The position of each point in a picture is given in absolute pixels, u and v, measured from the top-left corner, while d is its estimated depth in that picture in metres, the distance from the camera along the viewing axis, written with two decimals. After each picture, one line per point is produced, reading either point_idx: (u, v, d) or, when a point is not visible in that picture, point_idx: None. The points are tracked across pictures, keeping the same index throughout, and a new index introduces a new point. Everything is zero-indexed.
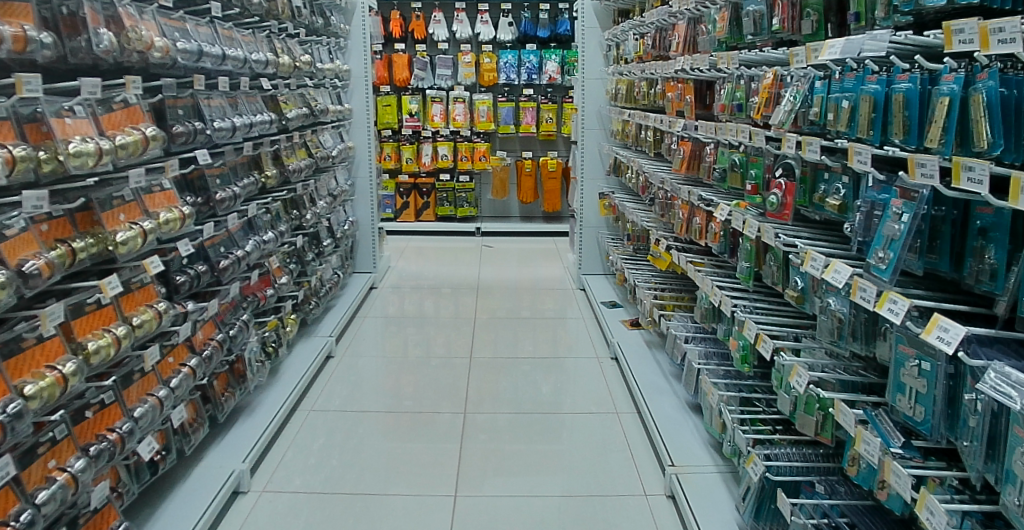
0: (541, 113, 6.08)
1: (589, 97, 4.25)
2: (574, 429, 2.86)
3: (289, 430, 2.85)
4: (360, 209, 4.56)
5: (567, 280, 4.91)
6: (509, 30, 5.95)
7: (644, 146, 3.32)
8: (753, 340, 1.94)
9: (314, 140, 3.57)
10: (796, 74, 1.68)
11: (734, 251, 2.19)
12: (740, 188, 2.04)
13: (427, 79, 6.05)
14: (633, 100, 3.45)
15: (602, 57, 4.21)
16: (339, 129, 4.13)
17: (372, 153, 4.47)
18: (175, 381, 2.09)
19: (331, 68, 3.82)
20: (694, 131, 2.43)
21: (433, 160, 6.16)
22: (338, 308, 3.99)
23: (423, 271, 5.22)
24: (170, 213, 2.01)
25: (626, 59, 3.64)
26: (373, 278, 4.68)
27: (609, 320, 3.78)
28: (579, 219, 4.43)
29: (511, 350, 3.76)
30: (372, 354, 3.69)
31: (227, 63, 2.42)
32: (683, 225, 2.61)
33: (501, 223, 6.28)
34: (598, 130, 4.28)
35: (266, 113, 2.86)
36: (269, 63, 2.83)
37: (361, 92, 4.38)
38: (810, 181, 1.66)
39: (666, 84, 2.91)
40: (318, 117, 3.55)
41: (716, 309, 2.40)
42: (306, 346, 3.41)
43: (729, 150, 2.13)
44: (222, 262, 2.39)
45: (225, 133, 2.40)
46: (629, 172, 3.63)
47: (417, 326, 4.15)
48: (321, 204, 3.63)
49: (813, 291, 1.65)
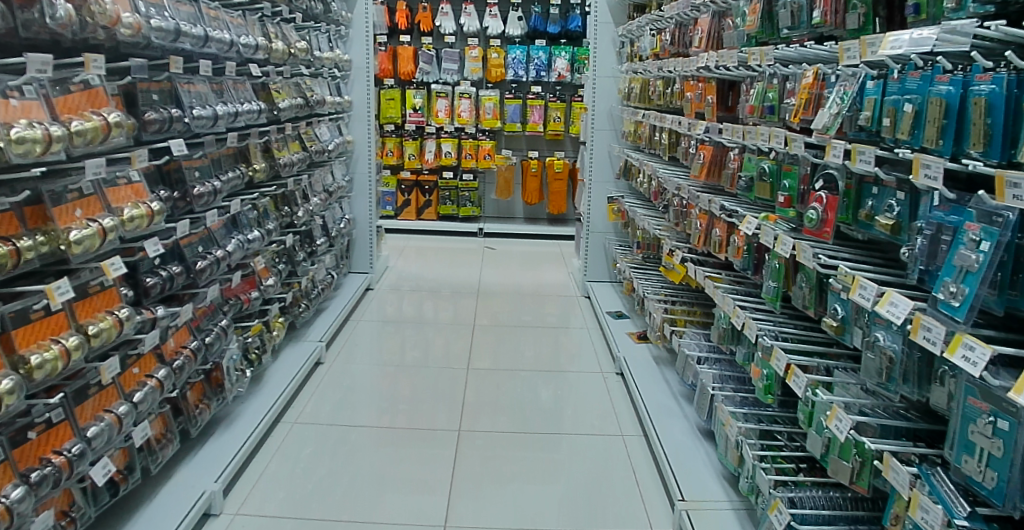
0: (549, 111, 5.87)
1: (600, 96, 4.03)
2: (576, 452, 2.66)
3: (270, 444, 2.66)
4: (357, 206, 4.35)
5: (571, 286, 4.71)
6: (518, 25, 5.75)
7: (659, 149, 3.11)
8: (782, 374, 1.74)
9: (310, 134, 3.37)
10: (843, 73, 1.47)
11: (759, 269, 2.00)
12: (770, 200, 1.83)
13: (433, 73, 5.80)
14: (648, 100, 3.24)
15: (615, 54, 4.00)
16: (337, 121, 3.93)
17: (372, 148, 4.27)
18: (139, 395, 1.89)
19: (330, 57, 3.61)
20: (717, 134, 2.23)
21: (436, 157, 5.93)
22: (332, 310, 3.79)
23: (423, 272, 5.01)
24: (136, 208, 1.81)
25: (641, 56, 3.43)
26: (370, 279, 4.47)
27: (615, 332, 3.58)
28: (586, 222, 4.22)
29: (512, 359, 3.56)
30: (365, 360, 3.49)
31: (210, 45, 2.22)
32: (700, 237, 2.40)
33: (505, 224, 6.08)
34: (608, 131, 4.06)
35: (255, 101, 2.66)
36: (259, 49, 2.63)
37: (362, 84, 4.18)
38: (855, 196, 1.46)
39: (686, 83, 2.70)
40: (314, 109, 3.34)
41: (735, 329, 2.20)
42: (294, 351, 3.21)
43: (758, 157, 1.93)
44: (199, 263, 2.20)
45: (206, 122, 2.20)
46: (641, 176, 3.44)
47: (415, 330, 3.95)
48: (315, 201, 3.43)
49: (855, 321, 1.46)
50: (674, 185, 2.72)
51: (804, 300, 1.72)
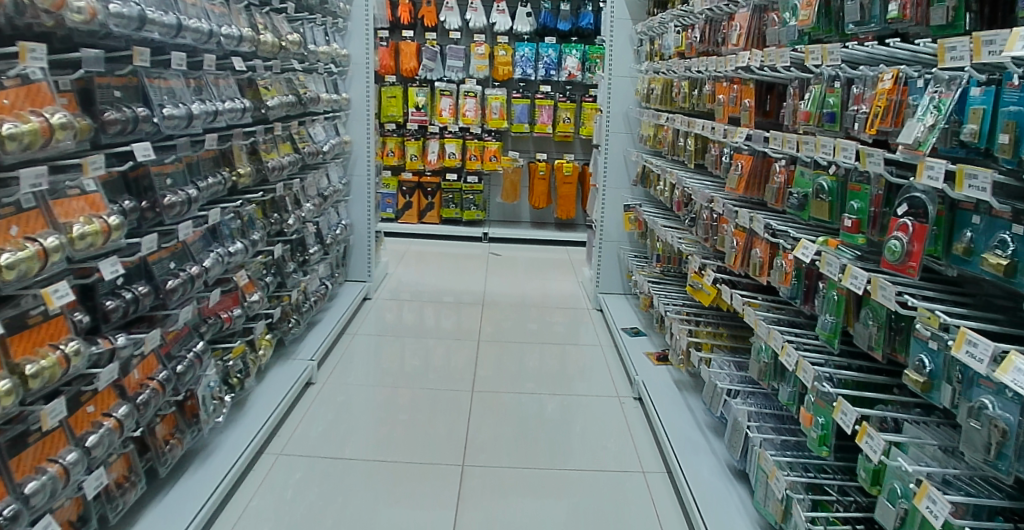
0: (558, 112, 5.60)
1: (616, 96, 3.77)
2: (592, 492, 2.38)
3: (251, 480, 2.39)
4: (355, 211, 4.07)
5: (581, 297, 4.44)
6: (527, 21, 5.48)
7: (683, 156, 2.84)
8: (850, 432, 1.46)
9: (303, 134, 3.11)
10: (939, 77, 1.20)
11: (810, 298, 1.74)
12: (829, 221, 1.58)
13: (437, 70, 5.55)
14: (671, 102, 2.98)
15: (633, 52, 3.72)
16: (333, 120, 3.66)
17: (371, 149, 4.00)
18: (92, 439, 1.64)
19: (326, 51, 3.35)
20: (759, 143, 1.96)
21: (440, 158, 5.66)
22: (325, 323, 3.52)
23: (424, 280, 4.75)
24: (88, 223, 1.55)
25: (662, 54, 3.15)
26: (368, 288, 4.19)
27: (631, 351, 3.31)
28: (599, 230, 3.95)
29: (519, 379, 3.28)
30: (360, 379, 3.22)
31: (183, 35, 1.96)
32: (737, 257, 2.14)
33: (511, 228, 5.81)
34: (623, 134, 3.80)
35: (239, 99, 2.39)
36: (244, 42, 2.36)
37: (362, 81, 3.91)
38: (953, 225, 1.20)
39: (717, 85, 2.43)
40: (308, 108, 3.08)
41: (779, 365, 1.93)
42: (282, 371, 2.94)
43: (814, 172, 1.66)
44: (169, 282, 1.94)
45: (179, 123, 1.93)
46: (662, 183, 3.17)
47: (413, 343, 3.68)
48: (308, 207, 3.16)
49: (948, 376, 1.19)
50: (704, 197, 2.45)
51: (869, 340, 1.49)
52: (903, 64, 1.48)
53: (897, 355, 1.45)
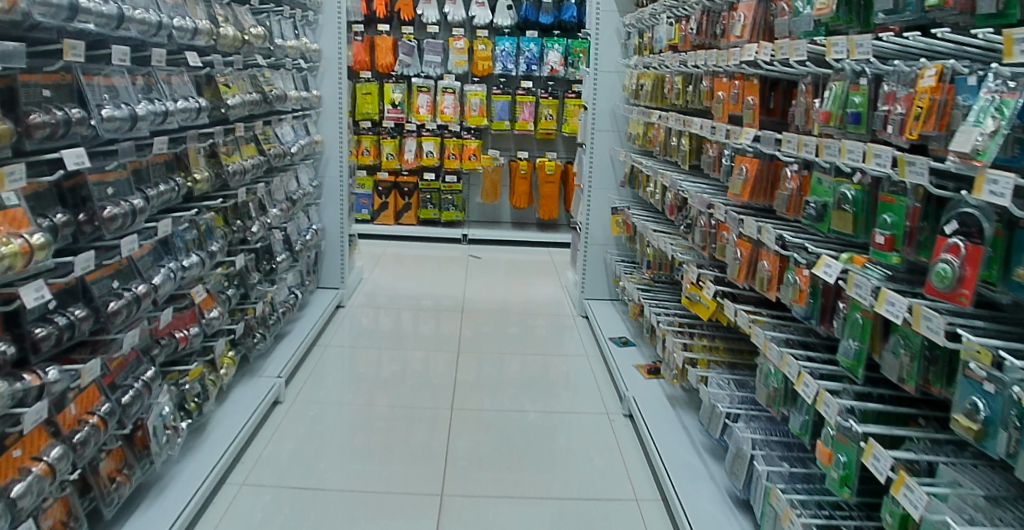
0: (539, 108, 5.41)
1: (602, 93, 3.58)
2: (582, 523, 2.20)
3: (210, 515, 2.17)
4: (327, 215, 3.84)
5: (565, 302, 4.27)
6: (508, 14, 5.29)
7: (677, 157, 2.67)
8: (884, 481, 1.29)
9: (268, 135, 2.88)
10: (1000, 75, 1.03)
11: (827, 317, 1.59)
12: (855, 235, 1.45)
13: (414, 65, 5.34)
14: (663, 100, 2.81)
15: (620, 47, 3.54)
16: (303, 119, 3.44)
17: (344, 149, 3.78)
18: (17, 490, 1.41)
19: (295, 45, 3.13)
20: (770, 145, 1.79)
21: (417, 157, 5.44)
22: (295, 335, 3.30)
23: (401, 285, 4.53)
24: (6, 244, 1.32)
25: (652, 48, 2.97)
26: (341, 296, 3.93)
27: (620, 363, 3.13)
28: (584, 234, 3.76)
29: (501, 393, 3.09)
30: (331, 396, 3.00)
31: (126, 27, 1.72)
32: (741, 269, 1.96)
33: (491, 229, 5.62)
34: (610, 133, 3.61)
35: (195, 97, 2.17)
36: (200, 34, 2.14)
37: (334, 77, 3.68)
38: (1011, 246, 1.03)
39: (716, 81, 2.25)
40: (274, 106, 2.85)
41: (790, 389, 1.77)
42: (246, 391, 2.72)
43: (835, 180, 1.52)
44: (111, 304, 1.73)
45: (122, 126, 1.70)
46: (653, 185, 3.00)
47: (390, 353, 3.47)
48: (275, 212, 2.94)
49: (1006, 422, 1.02)
50: (704, 203, 2.27)
51: (901, 371, 1.34)
52: (945, 58, 1.33)
53: (931, 387, 1.30)
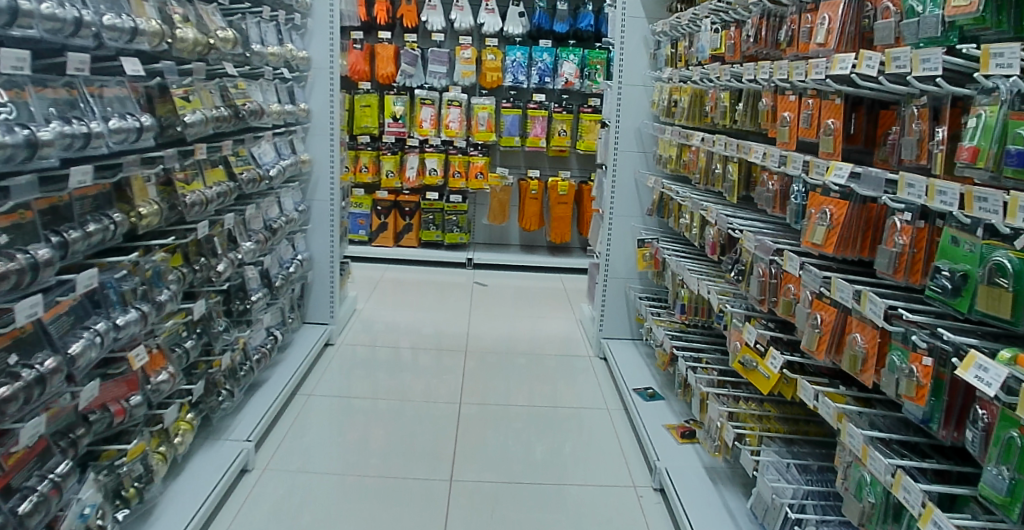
0: (552, 124, 4.99)
1: (626, 109, 3.16)
2: None
3: None
4: (316, 242, 3.42)
5: (580, 340, 3.83)
6: (519, 22, 4.88)
7: (722, 188, 2.25)
8: None
9: (242, 156, 2.46)
10: None
11: (963, 424, 1.17)
12: (1014, 320, 1.02)
13: (417, 76, 4.93)
14: (703, 119, 2.41)
15: (648, 57, 3.12)
16: (288, 136, 3.03)
17: (336, 170, 3.36)
18: None
19: (277, 52, 2.72)
20: (874, 187, 1.36)
21: (419, 174, 5.03)
22: (272, 384, 2.85)
23: (400, 316, 4.10)
24: None
25: (689, 58, 2.56)
26: (331, 333, 3.50)
27: (647, 421, 2.69)
28: (603, 267, 3.32)
29: (509, 457, 2.63)
30: (310, 459, 2.55)
31: (24, 24, 1.28)
32: (823, 341, 1.53)
33: (499, 252, 5.19)
34: (635, 153, 3.19)
35: (139, 115, 1.75)
36: (145, 36, 1.72)
37: (324, 89, 3.26)
38: None
39: (780, 99, 1.83)
40: (248, 123, 2.43)
41: (892, 506, 1.33)
42: (206, 460, 2.28)
43: (984, 244, 1.10)
44: (2, 389, 1.29)
45: (17, 153, 1.26)
46: (688, 216, 2.57)
47: (382, 402, 3.03)
48: (250, 245, 2.51)
49: None
50: (766, 250, 1.84)
51: None
52: None
53: None
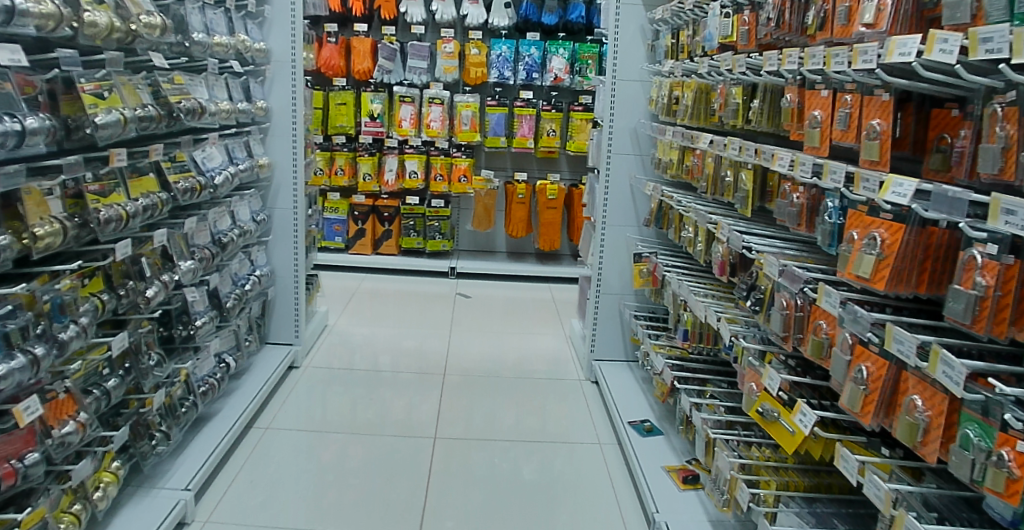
0: (541, 122, 4.67)
1: (621, 107, 2.84)
2: None
3: None
4: (277, 254, 3.09)
5: (569, 360, 3.52)
6: (505, 14, 4.56)
7: (733, 199, 1.94)
8: None
9: (179, 161, 2.14)
10: None
11: None
12: None
13: (395, 72, 4.60)
14: (711, 117, 2.10)
15: (646, 48, 2.81)
16: (243, 137, 2.71)
17: (299, 175, 3.03)
18: None
19: (225, 43, 2.40)
20: (948, 209, 1.07)
21: (398, 177, 4.70)
22: (222, 418, 2.51)
23: (374, 331, 3.77)
24: None
25: (694, 48, 2.25)
26: (295, 355, 3.17)
27: (644, 462, 2.37)
28: (595, 281, 3.01)
29: (494, 503, 2.30)
30: (262, 508, 2.21)
31: None
32: (870, 402, 1.24)
33: (484, 260, 4.88)
34: (630, 156, 2.88)
35: (27, 114, 1.41)
36: (30, 18, 1.38)
37: (285, 86, 2.94)
38: None
39: (809, 95, 1.54)
40: (184, 124, 2.09)
41: None
42: (135, 516, 1.93)
43: None
44: None
45: None
46: (690, 229, 2.26)
47: (348, 435, 2.69)
48: (191, 263, 2.19)
49: None
50: (795, 280, 1.53)
51: None
52: None
53: None
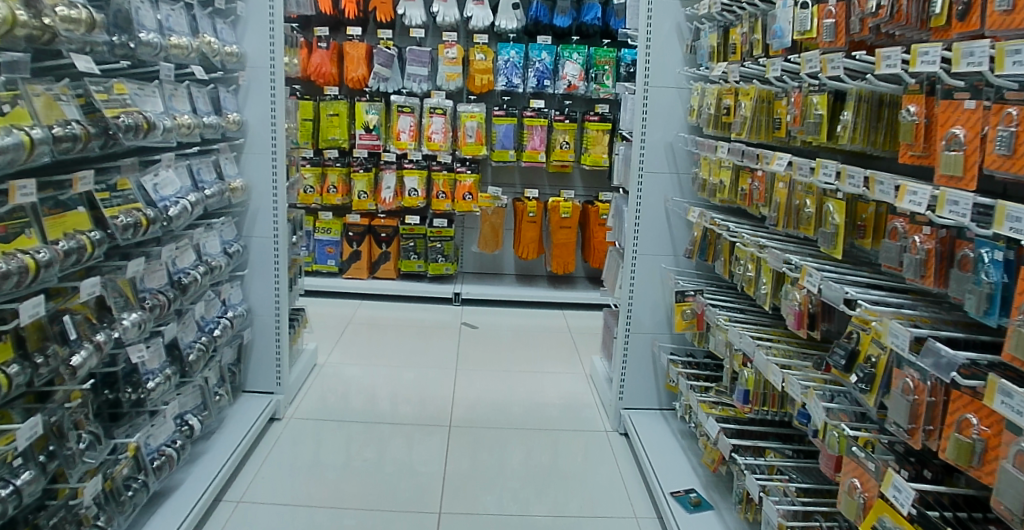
0: (552, 134, 4.28)
1: (655, 120, 2.45)
2: None
3: None
4: (255, 290, 2.69)
5: (590, 404, 3.10)
6: (513, 15, 4.18)
7: (816, 235, 1.52)
8: None
9: (119, 190, 1.73)
10: None
11: None
12: None
13: (393, 79, 4.22)
14: (777, 132, 1.70)
15: (683, 50, 2.41)
16: (212, 157, 2.32)
17: (280, 198, 2.63)
18: None
19: (184, 44, 2.00)
20: None
21: (397, 195, 4.31)
22: (182, 493, 2.09)
23: (369, 369, 3.36)
24: None
25: (752, 47, 1.85)
26: (278, 405, 2.76)
27: None
28: (624, 319, 2.60)
29: None
30: None
31: None
32: None
33: (491, 284, 4.48)
34: (665, 175, 2.47)
35: None
36: None
37: (263, 96, 2.54)
38: None
39: (945, 108, 1.13)
40: (124, 145, 1.68)
41: None
42: None
43: None
44: None
45: None
46: (747, 263, 1.85)
47: (335, 504, 2.26)
48: (138, 315, 1.78)
49: None
50: (930, 355, 1.11)
51: None
52: None
53: None
